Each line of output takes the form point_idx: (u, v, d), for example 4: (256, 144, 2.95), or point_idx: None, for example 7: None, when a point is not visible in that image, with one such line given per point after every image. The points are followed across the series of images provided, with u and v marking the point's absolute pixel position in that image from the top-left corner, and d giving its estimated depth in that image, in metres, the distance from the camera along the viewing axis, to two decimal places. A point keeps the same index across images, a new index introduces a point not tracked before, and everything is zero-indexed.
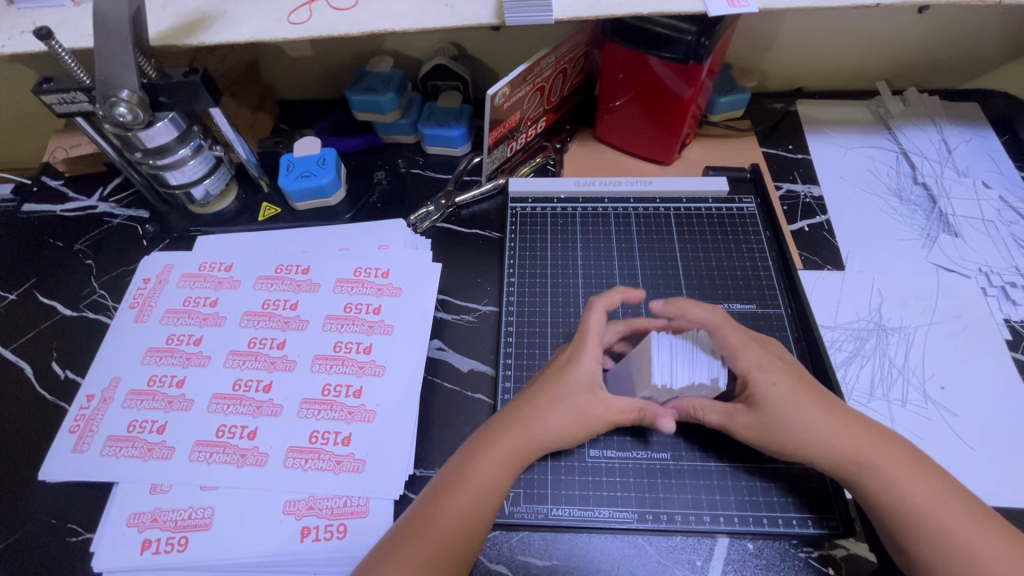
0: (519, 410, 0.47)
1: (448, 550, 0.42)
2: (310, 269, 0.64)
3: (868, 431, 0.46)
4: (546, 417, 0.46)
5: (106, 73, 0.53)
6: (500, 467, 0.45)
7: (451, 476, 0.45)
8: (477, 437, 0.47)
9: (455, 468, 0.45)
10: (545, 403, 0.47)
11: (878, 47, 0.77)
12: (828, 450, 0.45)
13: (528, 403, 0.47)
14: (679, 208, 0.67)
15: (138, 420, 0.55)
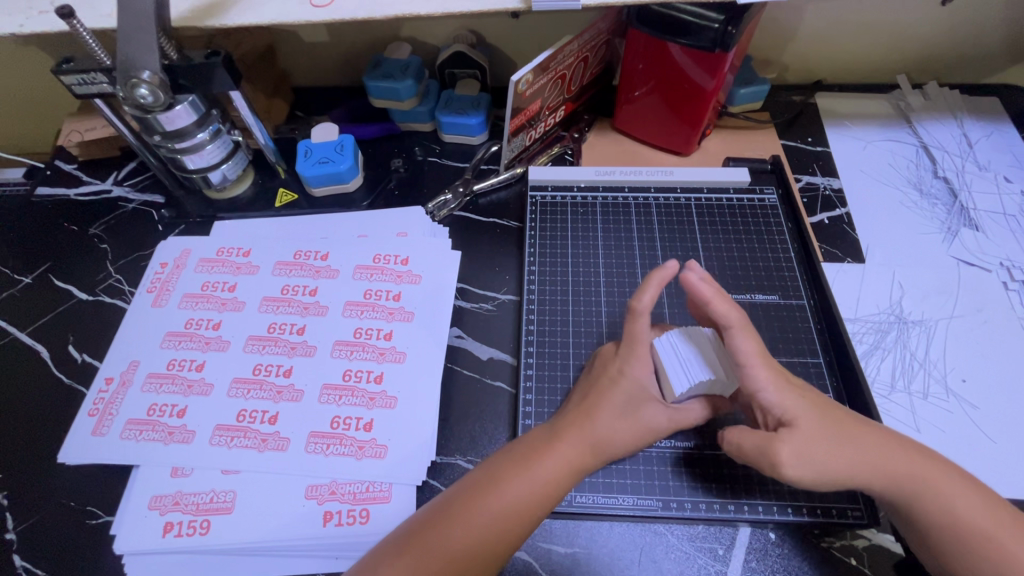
0: (578, 413, 0.47)
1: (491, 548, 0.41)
2: (329, 256, 0.64)
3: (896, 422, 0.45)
4: (607, 425, 0.46)
5: (128, 54, 0.53)
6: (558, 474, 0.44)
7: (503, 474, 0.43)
8: (537, 439, 0.46)
9: (508, 461, 0.45)
10: (607, 409, 0.46)
11: (900, 39, 0.76)
12: None
13: (589, 408, 0.46)
14: (701, 199, 0.67)
15: (158, 403, 0.55)
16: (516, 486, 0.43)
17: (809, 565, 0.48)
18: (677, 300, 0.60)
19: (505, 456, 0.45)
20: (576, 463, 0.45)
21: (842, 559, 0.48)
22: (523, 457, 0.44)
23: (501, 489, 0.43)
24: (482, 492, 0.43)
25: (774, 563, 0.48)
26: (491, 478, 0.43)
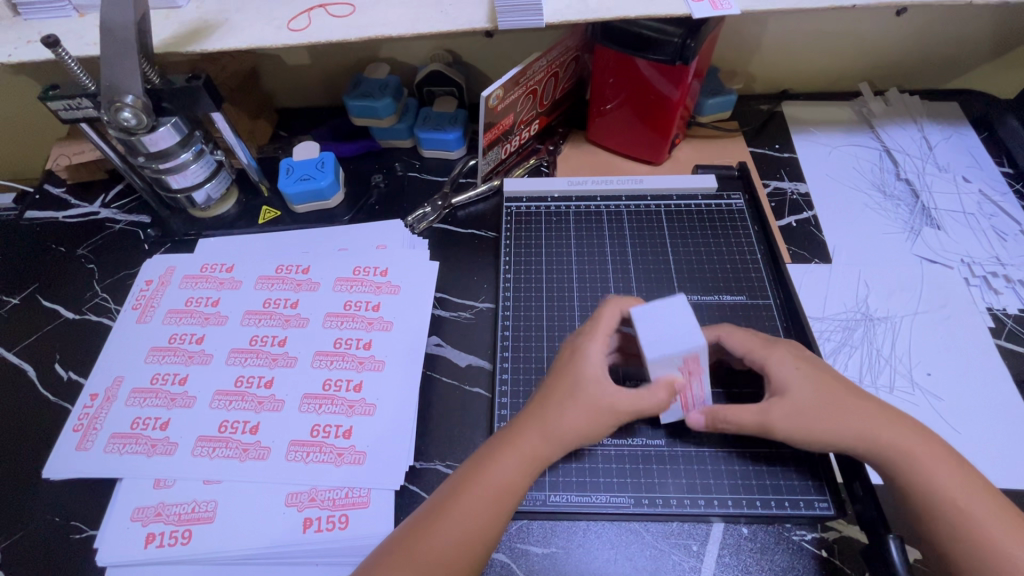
0: (533, 408, 0.48)
1: (468, 546, 0.42)
2: (310, 269, 0.66)
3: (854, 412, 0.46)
4: (557, 415, 0.47)
5: (112, 79, 0.55)
6: (516, 469, 0.45)
7: (466, 475, 0.45)
8: (495, 441, 0.47)
9: (468, 469, 0.46)
10: (556, 396, 0.47)
11: (858, 49, 0.79)
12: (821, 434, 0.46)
13: (543, 400, 0.48)
14: (670, 205, 0.69)
15: (142, 417, 0.56)
16: (471, 492, 0.44)
17: (781, 559, 0.49)
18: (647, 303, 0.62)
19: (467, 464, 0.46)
20: (532, 456, 0.46)
21: (813, 551, 0.49)
22: (481, 458, 0.46)
23: (465, 496, 0.43)
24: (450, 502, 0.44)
25: (747, 557, 0.49)
26: (455, 483, 0.45)
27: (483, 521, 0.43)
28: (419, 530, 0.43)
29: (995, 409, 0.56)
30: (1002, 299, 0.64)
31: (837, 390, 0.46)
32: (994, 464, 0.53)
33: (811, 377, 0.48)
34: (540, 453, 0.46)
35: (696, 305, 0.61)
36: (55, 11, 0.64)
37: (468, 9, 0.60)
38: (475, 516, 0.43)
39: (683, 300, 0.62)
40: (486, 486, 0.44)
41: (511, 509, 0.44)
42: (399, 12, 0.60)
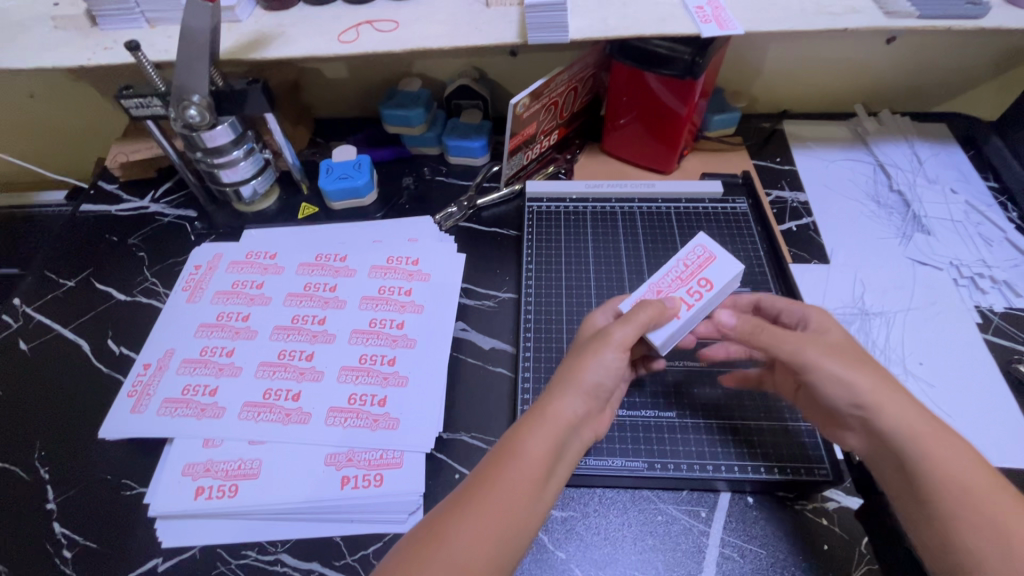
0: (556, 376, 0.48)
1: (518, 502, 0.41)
2: (347, 257, 0.71)
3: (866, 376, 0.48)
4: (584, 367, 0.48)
5: (183, 81, 0.62)
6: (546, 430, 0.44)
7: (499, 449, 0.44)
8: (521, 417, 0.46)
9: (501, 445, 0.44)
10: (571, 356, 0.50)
11: (852, 73, 0.86)
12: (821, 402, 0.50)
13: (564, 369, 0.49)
14: (680, 208, 0.75)
15: (192, 384, 0.61)
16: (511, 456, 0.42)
17: (783, 526, 0.53)
18: None
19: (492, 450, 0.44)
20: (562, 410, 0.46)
21: (813, 518, 0.53)
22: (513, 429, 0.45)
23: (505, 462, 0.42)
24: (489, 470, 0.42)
25: (752, 524, 0.53)
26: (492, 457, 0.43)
27: (529, 476, 0.42)
28: (449, 519, 0.39)
29: (983, 395, 0.60)
30: (989, 298, 0.68)
31: (846, 355, 0.48)
32: (983, 443, 0.57)
33: (822, 349, 0.48)
34: (561, 410, 0.46)
35: None
36: (130, 22, 0.72)
37: (500, 27, 0.67)
38: (510, 500, 0.41)
39: None
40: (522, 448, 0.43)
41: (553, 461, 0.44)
42: (438, 28, 0.68)
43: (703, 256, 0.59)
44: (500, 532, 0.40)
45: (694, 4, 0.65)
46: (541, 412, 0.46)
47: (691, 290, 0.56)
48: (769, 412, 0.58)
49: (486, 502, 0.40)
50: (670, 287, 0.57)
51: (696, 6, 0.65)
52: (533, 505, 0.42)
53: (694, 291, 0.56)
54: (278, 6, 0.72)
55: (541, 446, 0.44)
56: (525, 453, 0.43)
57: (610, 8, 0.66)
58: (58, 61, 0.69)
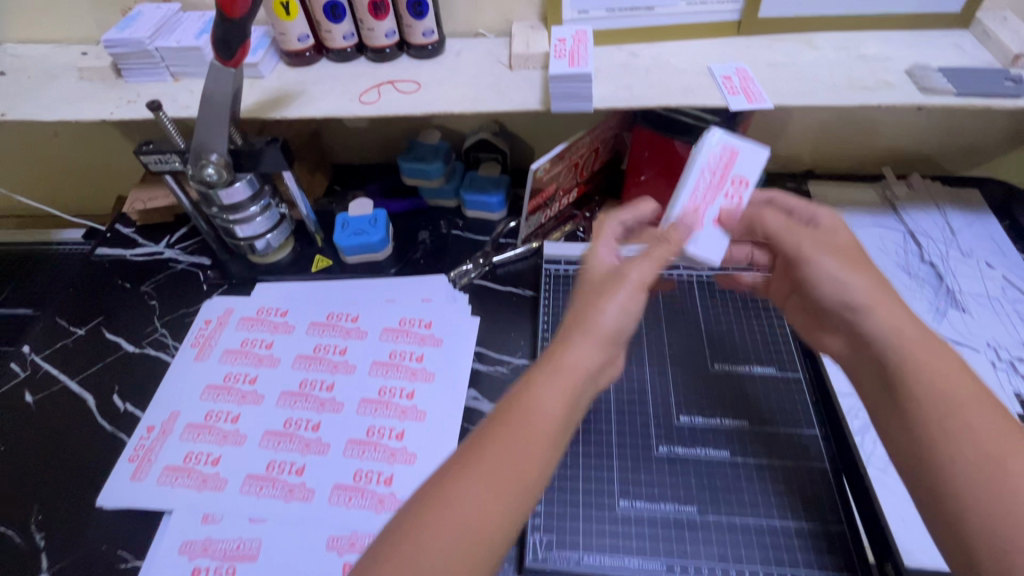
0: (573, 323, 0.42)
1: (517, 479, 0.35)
2: (359, 318, 0.70)
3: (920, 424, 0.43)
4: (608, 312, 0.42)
5: (203, 140, 0.62)
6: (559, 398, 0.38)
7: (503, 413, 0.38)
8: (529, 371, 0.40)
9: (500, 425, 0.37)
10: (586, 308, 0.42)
11: (880, 137, 0.84)
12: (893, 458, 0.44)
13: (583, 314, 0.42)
14: (702, 274, 0.71)
15: (194, 452, 0.59)
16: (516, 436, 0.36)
17: None
18: (680, 370, 0.63)
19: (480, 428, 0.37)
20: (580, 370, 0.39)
21: None
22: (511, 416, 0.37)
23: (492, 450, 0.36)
24: (489, 437, 0.37)
25: None
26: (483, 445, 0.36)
27: (530, 460, 0.36)
28: (458, 476, 0.35)
29: None
30: None
31: None
32: None
33: (825, 259, 0.49)
34: (599, 316, 0.42)
35: (726, 374, 0.62)
36: (153, 76, 0.72)
37: (523, 92, 0.66)
38: (523, 447, 0.36)
39: (715, 368, 0.63)
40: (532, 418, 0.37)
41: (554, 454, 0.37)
42: (460, 91, 0.67)
43: (725, 152, 0.52)
44: (508, 483, 0.35)
45: (722, 73, 0.64)
46: (544, 378, 0.39)
47: (728, 194, 0.52)
48: (802, 510, 0.53)
49: (488, 456, 0.36)
50: (711, 187, 0.52)
51: (723, 75, 0.64)
52: (542, 466, 0.36)
53: (732, 195, 0.52)
54: (301, 62, 0.72)
55: (545, 415, 0.37)
56: (521, 434, 0.36)
57: (635, 76, 0.66)
58: (80, 113, 0.69)
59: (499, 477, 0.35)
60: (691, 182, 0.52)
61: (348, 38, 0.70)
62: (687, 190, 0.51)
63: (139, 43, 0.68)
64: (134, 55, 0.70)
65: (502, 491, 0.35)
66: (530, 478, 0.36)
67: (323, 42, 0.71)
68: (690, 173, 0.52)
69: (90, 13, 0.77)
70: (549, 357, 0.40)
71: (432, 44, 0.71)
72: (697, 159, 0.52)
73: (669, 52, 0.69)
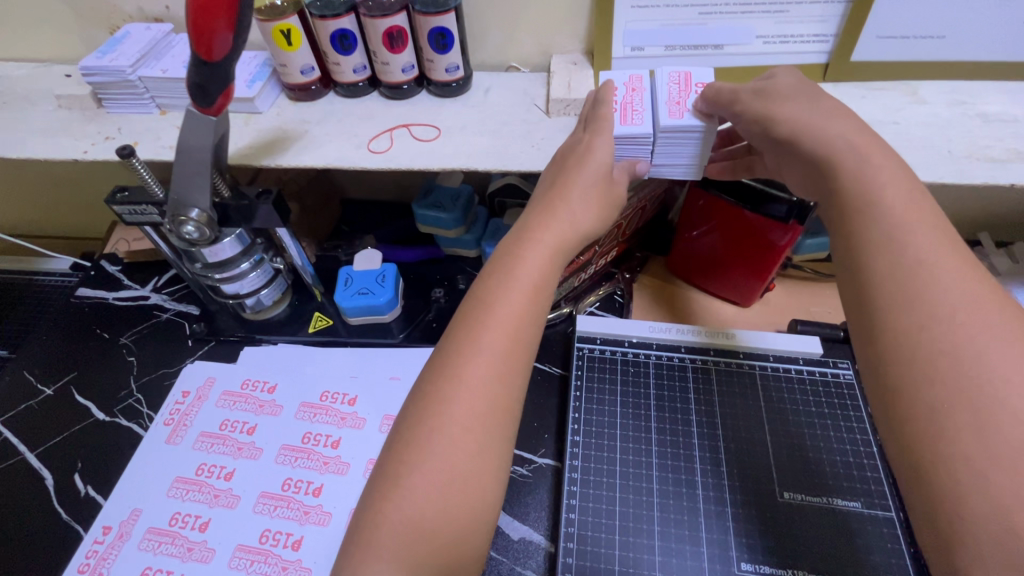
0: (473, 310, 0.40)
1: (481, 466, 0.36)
2: (356, 400, 0.60)
3: None
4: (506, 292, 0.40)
5: (180, 194, 0.52)
6: (477, 402, 0.37)
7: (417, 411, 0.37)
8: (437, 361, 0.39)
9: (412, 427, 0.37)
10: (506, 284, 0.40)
11: (980, 198, 0.71)
12: None
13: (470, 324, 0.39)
14: (766, 368, 0.60)
15: (152, 568, 0.50)
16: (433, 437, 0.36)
17: None
18: (742, 498, 0.52)
19: (418, 387, 0.38)
20: (508, 352, 0.39)
21: None
22: (424, 415, 0.37)
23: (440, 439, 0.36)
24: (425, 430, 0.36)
25: None
26: (394, 452, 0.36)
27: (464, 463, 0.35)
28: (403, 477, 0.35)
29: None
30: None
31: None
32: None
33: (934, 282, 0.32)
34: (500, 293, 0.40)
35: (799, 507, 0.51)
36: (137, 107, 0.63)
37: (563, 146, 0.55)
38: (447, 444, 0.35)
39: (785, 498, 0.51)
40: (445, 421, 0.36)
41: (501, 454, 0.37)
42: (487, 142, 0.56)
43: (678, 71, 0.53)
44: (462, 479, 0.35)
45: (669, 68, 0.53)
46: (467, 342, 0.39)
47: (696, 89, 0.51)
48: None
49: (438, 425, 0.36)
50: (679, 94, 0.50)
51: (671, 71, 0.53)
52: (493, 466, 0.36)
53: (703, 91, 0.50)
54: (305, 97, 0.62)
55: (470, 389, 0.37)
56: (449, 402, 0.37)
57: None
58: (50, 151, 0.60)
59: (451, 441, 0.36)
60: (657, 92, 0.51)
61: (360, 71, 0.60)
62: (659, 112, 0.49)
63: (119, 72, 0.59)
64: (115, 84, 0.61)
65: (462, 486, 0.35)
66: (486, 441, 0.36)
67: (331, 74, 0.61)
68: (659, 85, 0.51)
69: (75, 30, 0.68)
70: (474, 317, 0.40)
71: (457, 81, 0.60)
72: (656, 77, 0.52)
73: None
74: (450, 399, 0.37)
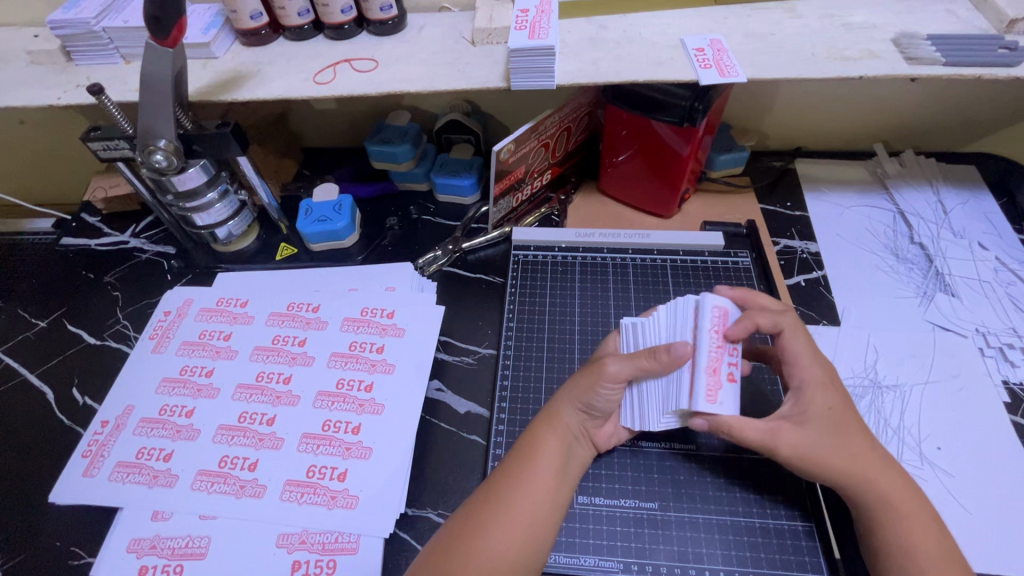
0: None
1: (539, 518, 0.45)
2: (320, 308, 0.68)
3: (856, 437, 0.46)
4: None
5: (148, 125, 0.59)
6: (547, 472, 0.47)
7: (492, 498, 0.45)
8: (518, 449, 0.49)
9: (484, 505, 0.45)
10: None
11: (874, 112, 0.80)
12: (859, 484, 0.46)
13: None
14: (676, 260, 0.71)
15: (147, 447, 0.58)
16: (502, 518, 0.44)
17: None
18: None
19: (493, 477, 0.47)
20: (561, 463, 0.48)
21: None
22: (500, 495, 0.45)
23: (510, 511, 0.45)
24: (499, 504, 0.45)
25: None
26: (467, 522, 0.44)
27: (529, 526, 0.44)
28: (479, 533, 0.43)
29: (999, 474, 0.55)
30: (1018, 372, 0.62)
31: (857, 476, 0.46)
32: (993, 531, 0.52)
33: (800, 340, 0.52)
34: None
35: None
36: (103, 58, 0.69)
37: (485, 68, 0.63)
38: (511, 529, 0.44)
39: None
40: (516, 516, 0.44)
41: (568, 477, 0.48)
42: (419, 70, 0.64)
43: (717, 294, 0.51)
44: (527, 526, 0.44)
45: (713, 298, 0.51)
46: (522, 457, 0.48)
47: (729, 352, 0.50)
48: (764, 508, 0.52)
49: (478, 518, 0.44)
50: (718, 357, 0.49)
51: (714, 302, 0.51)
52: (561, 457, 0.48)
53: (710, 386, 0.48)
54: (256, 42, 0.69)
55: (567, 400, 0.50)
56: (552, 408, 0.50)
57: (603, 49, 0.62)
58: (28, 99, 0.67)
59: (523, 502, 0.45)
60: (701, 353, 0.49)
61: (303, 14, 0.67)
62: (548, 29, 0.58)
63: (84, 23, 0.65)
64: (81, 36, 0.67)
65: (526, 533, 0.44)
66: (544, 529, 0.45)
67: (278, 19, 0.68)
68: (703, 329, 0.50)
69: None
70: (538, 434, 0.49)
71: (393, 19, 0.67)
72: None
73: (639, 23, 0.65)
74: (528, 478, 0.46)
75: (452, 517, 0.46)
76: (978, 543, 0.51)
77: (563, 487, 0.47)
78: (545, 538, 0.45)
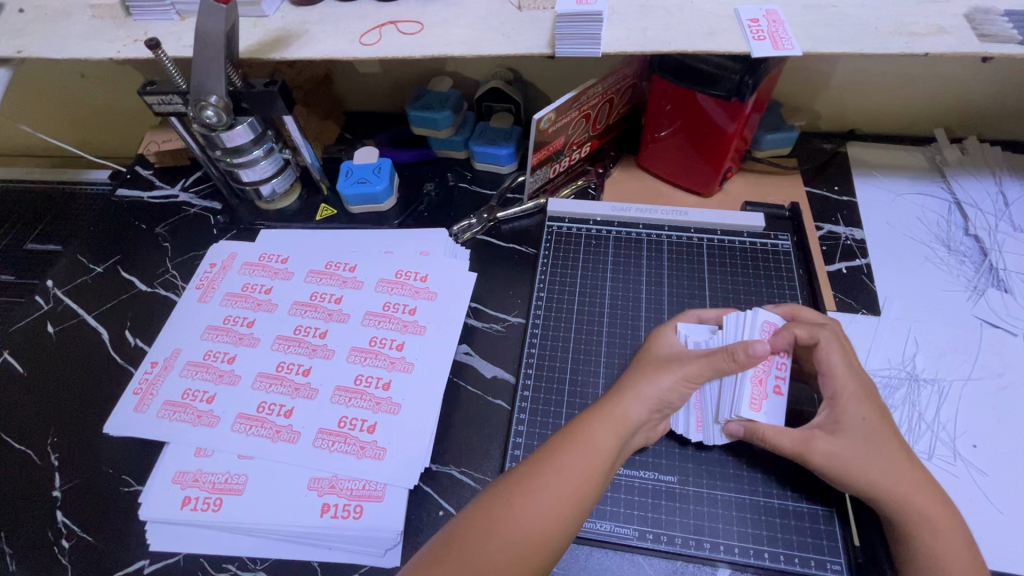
0: None
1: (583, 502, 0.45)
2: (356, 268, 0.70)
3: None
4: None
5: (200, 81, 0.60)
6: (596, 460, 0.46)
7: (538, 474, 0.45)
8: (570, 432, 0.48)
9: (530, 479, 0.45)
10: None
11: (937, 95, 0.76)
12: (886, 475, 0.46)
13: None
14: (713, 239, 0.69)
15: (192, 389, 0.62)
16: (546, 496, 0.44)
17: None
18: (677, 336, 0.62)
19: (540, 453, 0.47)
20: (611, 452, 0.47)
21: None
22: (547, 472, 0.45)
23: (554, 489, 0.44)
24: (543, 482, 0.44)
25: None
26: (510, 493, 0.44)
27: (571, 507, 0.44)
28: (521, 508, 0.43)
29: None
30: None
31: (884, 466, 0.46)
32: None
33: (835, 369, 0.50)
34: None
35: None
36: (160, 14, 0.71)
37: (530, 35, 0.62)
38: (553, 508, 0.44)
39: None
40: (560, 496, 0.44)
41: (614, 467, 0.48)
42: (464, 34, 0.63)
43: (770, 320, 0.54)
44: (568, 508, 0.44)
45: (763, 314, 0.55)
46: (574, 441, 0.47)
47: (777, 367, 0.52)
48: (785, 490, 0.52)
49: (527, 497, 0.44)
50: (764, 369, 0.52)
51: (765, 317, 0.55)
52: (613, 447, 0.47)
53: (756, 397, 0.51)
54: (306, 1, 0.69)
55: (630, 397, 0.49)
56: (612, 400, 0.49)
57: (652, 17, 0.60)
58: (90, 53, 0.69)
59: (568, 483, 0.45)
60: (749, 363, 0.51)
61: None
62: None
63: None
64: None
65: (568, 514, 0.44)
66: (584, 512, 0.45)
67: None
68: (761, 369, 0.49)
69: None
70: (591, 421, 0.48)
71: None
72: None
73: None
74: (575, 460, 0.46)
75: (495, 484, 0.46)
76: (1007, 543, 0.50)
77: (608, 475, 0.47)
78: (584, 520, 0.45)
